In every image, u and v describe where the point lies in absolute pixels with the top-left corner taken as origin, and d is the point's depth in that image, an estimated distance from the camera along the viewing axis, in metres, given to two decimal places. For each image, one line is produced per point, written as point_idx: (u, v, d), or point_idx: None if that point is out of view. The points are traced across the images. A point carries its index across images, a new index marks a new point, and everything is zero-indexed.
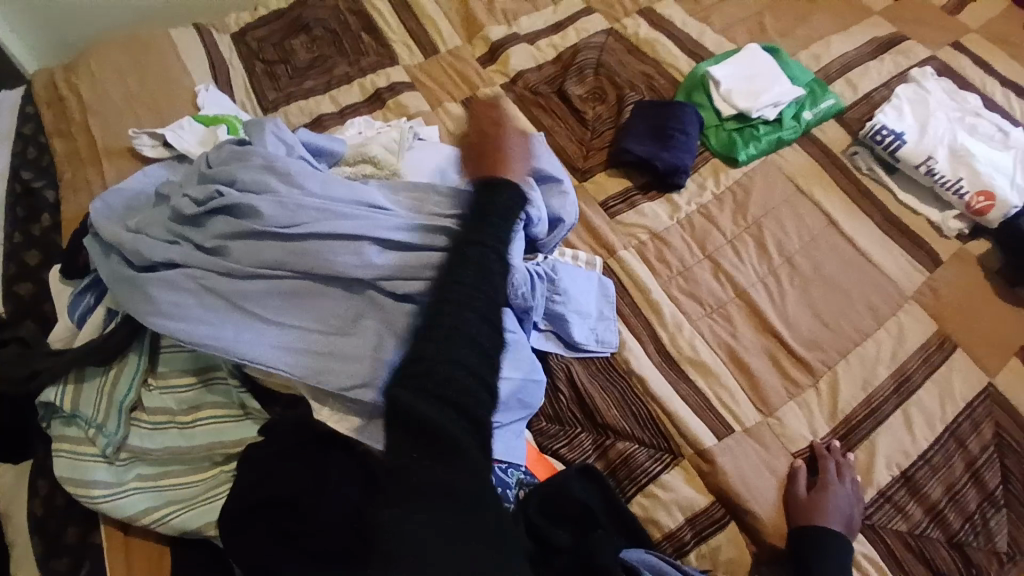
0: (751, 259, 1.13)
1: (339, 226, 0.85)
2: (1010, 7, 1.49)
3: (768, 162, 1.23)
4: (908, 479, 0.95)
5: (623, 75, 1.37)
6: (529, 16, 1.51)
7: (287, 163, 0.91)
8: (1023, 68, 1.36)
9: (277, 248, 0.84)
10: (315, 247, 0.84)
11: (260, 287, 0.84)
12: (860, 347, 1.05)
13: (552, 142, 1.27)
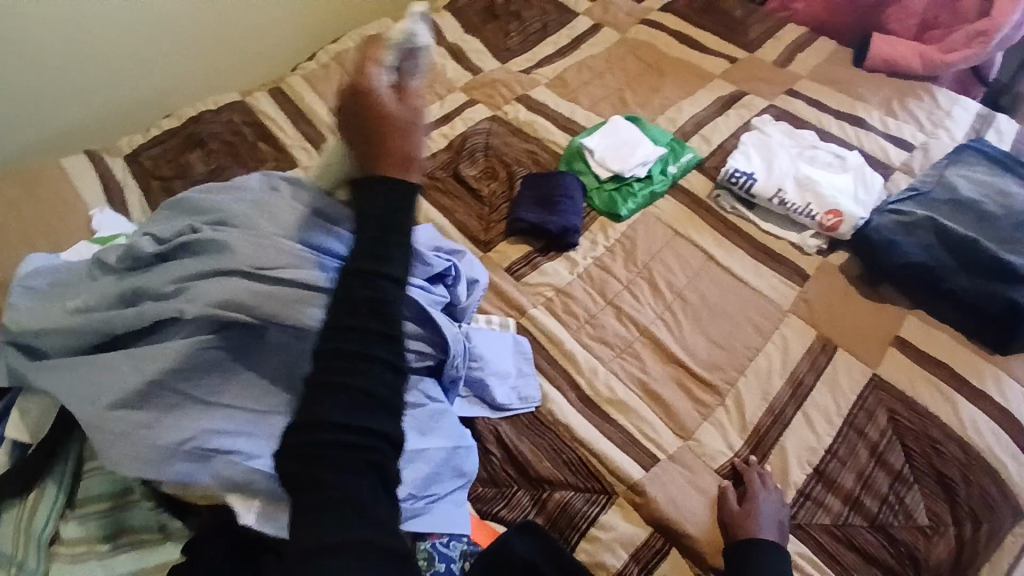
0: (647, 300, 1.25)
1: (297, 273, 0.82)
2: (828, 55, 1.75)
3: (647, 213, 1.38)
4: (822, 474, 1.03)
5: (510, 153, 1.51)
6: (419, 111, 1.65)
7: (241, 215, 0.88)
8: (846, 104, 1.60)
9: (232, 297, 0.79)
10: (280, 292, 0.81)
11: (217, 339, 0.79)
12: (754, 360, 1.16)
13: (453, 220, 1.37)
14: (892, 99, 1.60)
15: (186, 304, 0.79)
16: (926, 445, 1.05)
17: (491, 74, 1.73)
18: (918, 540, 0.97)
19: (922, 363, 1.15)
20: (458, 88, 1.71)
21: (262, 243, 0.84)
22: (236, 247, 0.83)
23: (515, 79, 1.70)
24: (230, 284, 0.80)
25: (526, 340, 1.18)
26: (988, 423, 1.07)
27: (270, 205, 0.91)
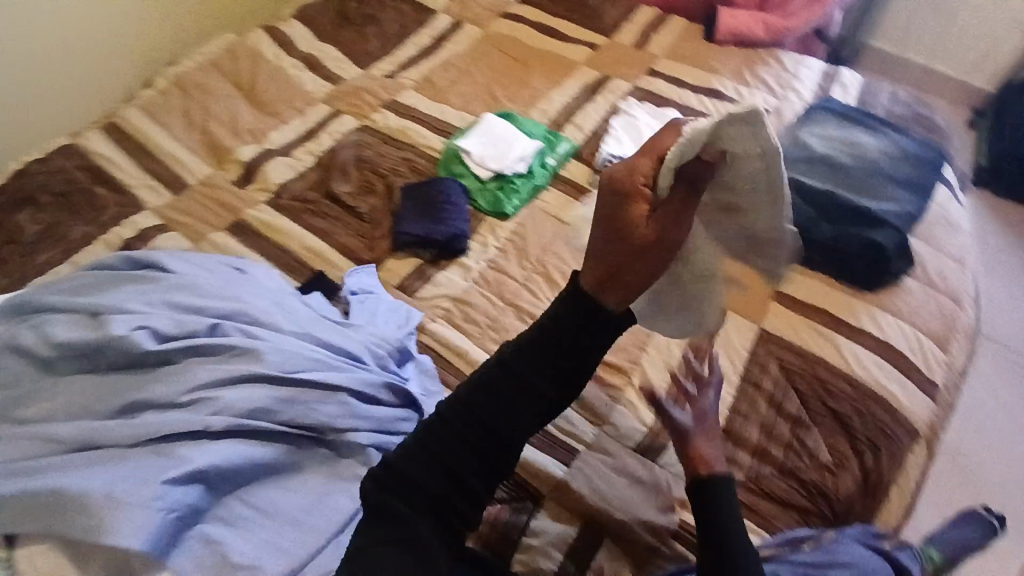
0: (546, 294, 1.25)
1: (327, 378, 0.84)
2: (680, 31, 1.83)
3: (533, 207, 1.38)
4: (732, 432, 1.06)
5: (386, 163, 1.45)
6: (279, 130, 1.54)
7: (264, 314, 0.90)
8: (701, 78, 1.68)
9: (266, 407, 0.81)
10: (303, 396, 0.82)
11: (253, 447, 0.80)
12: (652, 336, 1.19)
13: (332, 244, 1.31)
14: (740, 70, 1.70)
15: (210, 417, 0.78)
16: (817, 387, 1.11)
17: (353, 82, 1.65)
18: (826, 478, 1.02)
19: (802, 311, 1.22)
20: (320, 101, 1.61)
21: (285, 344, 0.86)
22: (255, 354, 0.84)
23: (379, 86, 1.64)
24: (251, 395, 0.81)
25: (430, 357, 1.14)
26: (867, 356, 1.15)
27: (289, 303, 0.95)
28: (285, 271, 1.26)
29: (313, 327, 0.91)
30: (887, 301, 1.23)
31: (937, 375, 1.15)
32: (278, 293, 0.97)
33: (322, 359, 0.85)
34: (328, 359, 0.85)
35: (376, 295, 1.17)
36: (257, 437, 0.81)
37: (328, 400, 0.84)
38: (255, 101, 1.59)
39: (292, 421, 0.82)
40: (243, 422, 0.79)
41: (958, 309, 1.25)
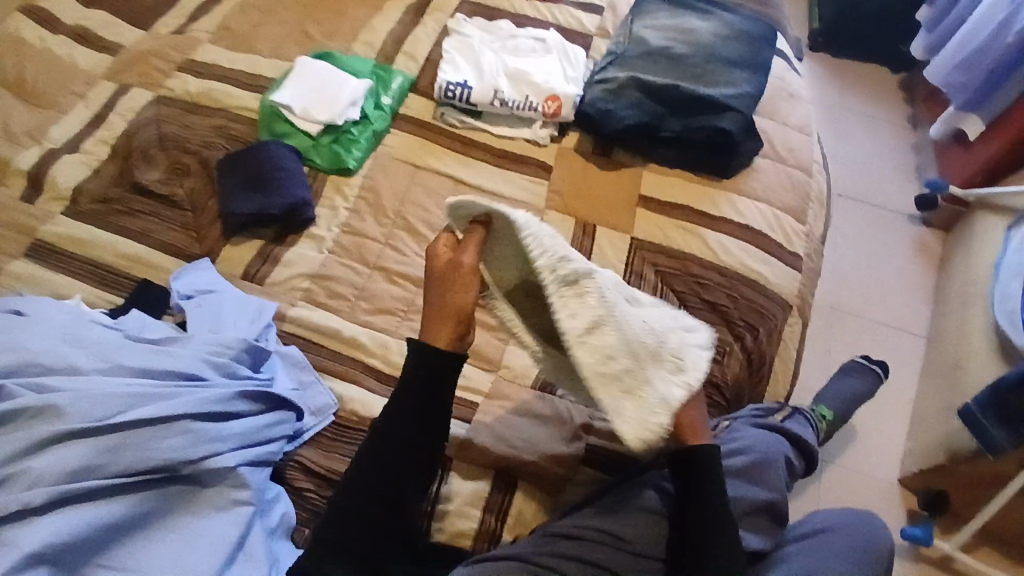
0: (413, 249, 1.15)
1: (161, 409, 0.71)
2: None
3: (378, 157, 1.26)
4: None
5: (196, 138, 1.25)
6: (55, 122, 1.27)
7: (64, 351, 0.74)
8: None
9: (92, 461, 0.68)
10: (136, 438, 0.70)
11: (93, 508, 0.67)
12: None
13: (153, 244, 1.12)
14: None
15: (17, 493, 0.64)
16: (691, 283, 1.13)
17: (136, 47, 1.38)
18: (713, 369, 1.05)
19: (668, 211, 1.23)
20: (100, 77, 1.34)
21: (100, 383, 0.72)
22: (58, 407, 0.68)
23: (170, 47, 1.38)
24: (72, 453, 0.67)
25: (298, 347, 1.03)
26: (732, 243, 1.19)
27: (88, 331, 0.78)
28: (103, 288, 1.07)
29: (126, 354, 0.76)
30: (742, 185, 1.27)
31: (798, 246, 1.22)
32: (74, 319, 0.79)
33: (149, 393, 0.72)
34: (156, 391, 0.73)
35: (218, 292, 0.99)
36: (96, 496, 0.68)
37: (167, 433, 0.71)
38: (16, 92, 1.30)
39: (132, 469, 0.69)
40: (71, 486, 0.66)
41: (807, 179, 1.32)
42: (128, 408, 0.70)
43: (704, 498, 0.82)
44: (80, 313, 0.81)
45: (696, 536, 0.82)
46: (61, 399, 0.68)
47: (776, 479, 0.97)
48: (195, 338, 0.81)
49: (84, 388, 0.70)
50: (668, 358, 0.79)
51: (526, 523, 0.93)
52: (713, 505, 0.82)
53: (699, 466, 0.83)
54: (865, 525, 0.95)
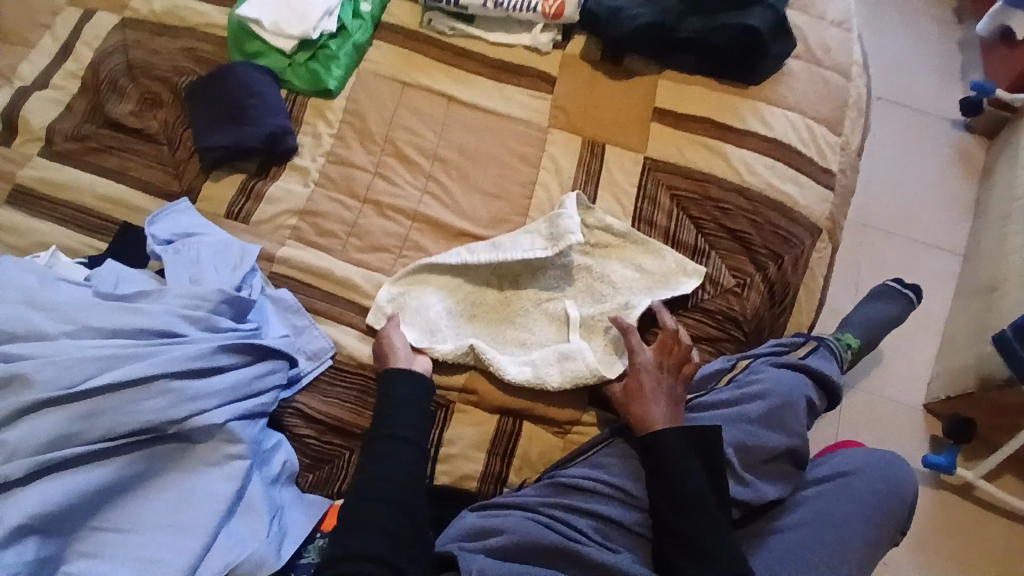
0: (405, 179, 1.06)
1: (131, 371, 0.68)
2: None
3: (362, 75, 1.13)
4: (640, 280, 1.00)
5: (163, 64, 1.14)
6: (24, 57, 1.17)
7: (29, 316, 0.71)
8: None
9: (69, 427, 0.66)
10: (112, 402, 0.68)
11: (80, 473, 0.67)
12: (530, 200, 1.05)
13: (132, 184, 1.05)
14: None
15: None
16: (710, 208, 1.04)
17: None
18: (731, 301, 0.99)
19: (685, 125, 1.10)
20: (64, 3, 1.23)
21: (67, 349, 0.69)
22: (26, 376, 0.66)
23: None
24: (46, 422, 0.66)
25: (290, 290, 0.97)
26: (757, 160, 1.07)
27: (50, 291, 0.73)
28: (84, 234, 1.01)
29: (92, 314, 0.73)
30: (771, 93, 1.13)
31: (830, 161, 1.10)
32: (36, 276, 0.74)
33: (118, 354, 0.69)
34: (128, 352, 0.70)
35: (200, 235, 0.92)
36: (80, 462, 0.67)
37: (145, 394, 0.69)
38: None
39: (112, 434, 0.67)
40: (47, 457, 0.65)
41: (844, 84, 1.17)
42: (97, 373, 0.68)
43: (676, 483, 0.83)
44: (43, 270, 0.75)
45: (682, 507, 0.82)
46: (26, 367, 0.66)
47: (798, 422, 0.92)
48: (166, 291, 0.77)
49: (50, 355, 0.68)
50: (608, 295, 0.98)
51: (532, 465, 0.90)
52: (682, 481, 0.83)
53: (656, 452, 0.85)
54: (883, 470, 0.95)
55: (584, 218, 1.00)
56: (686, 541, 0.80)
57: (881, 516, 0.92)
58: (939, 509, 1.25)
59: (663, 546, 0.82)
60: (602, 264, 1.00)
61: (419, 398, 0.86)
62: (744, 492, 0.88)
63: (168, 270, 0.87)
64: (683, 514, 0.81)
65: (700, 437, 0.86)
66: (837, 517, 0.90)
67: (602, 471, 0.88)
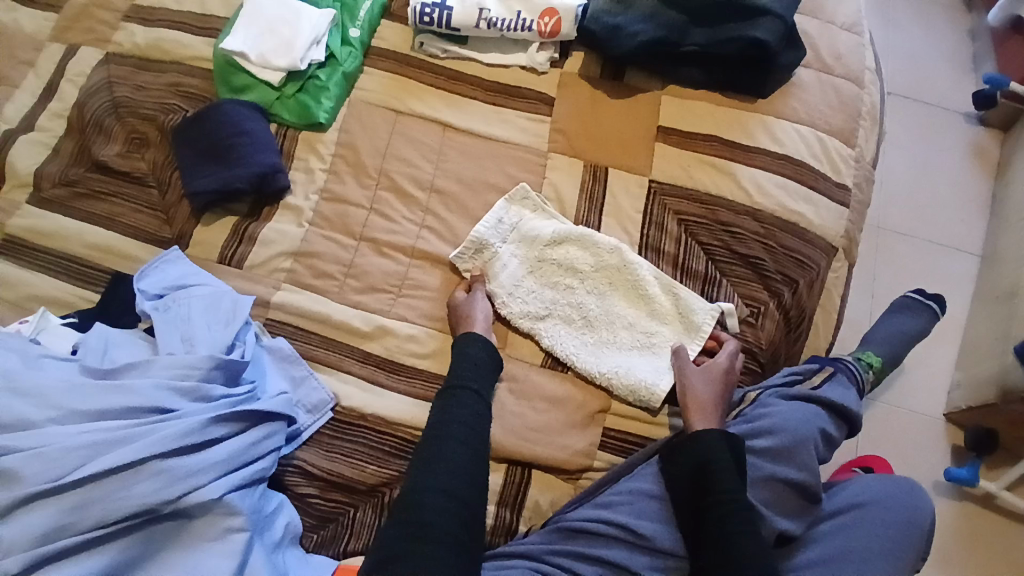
0: (400, 213, 1.02)
1: (124, 454, 0.69)
2: None
3: (352, 104, 1.09)
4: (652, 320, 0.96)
5: (149, 101, 1.10)
6: (9, 99, 1.14)
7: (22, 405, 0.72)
8: None
9: (67, 516, 0.67)
10: (105, 488, 0.69)
11: (78, 561, 0.68)
12: (532, 232, 0.99)
13: (121, 230, 1.01)
14: None
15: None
16: (720, 233, 0.99)
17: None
18: (746, 333, 0.96)
19: (691, 144, 1.05)
20: (48, 40, 1.19)
21: (65, 433, 0.70)
22: (14, 471, 0.67)
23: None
24: (41, 514, 0.67)
25: (287, 337, 0.94)
26: (768, 178, 1.03)
27: (37, 376, 0.74)
28: (76, 283, 0.98)
29: (80, 397, 0.73)
30: (780, 106, 1.08)
31: (844, 175, 1.05)
32: (20, 360, 0.75)
33: (108, 440, 0.70)
34: (118, 436, 0.71)
35: (188, 287, 0.89)
36: (74, 551, 0.68)
37: (138, 477, 0.69)
38: None
39: (105, 520, 0.68)
40: (44, 549, 0.66)
41: (858, 92, 1.12)
42: (91, 459, 0.69)
43: (715, 519, 0.81)
44: (27, 349, 0.77)
45: (709, 544, 0.81)
46: (12, 462, 0.67)
47: (812, 456, 0.88)
48: (158, 362, 0.77)
49: (46, 443, 0.69)
50: (582, 319, 0.95)
51: (543, 513, 0.88)
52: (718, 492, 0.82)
53: (681, 464, 0.86)
54: (901, 499, 0.91)
55: (591, 246, 0.97)
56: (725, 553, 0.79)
57: (899, 550, 0.88)
58: (966, 525, 1.21)
59: (699, 572, 0.82)
60: (611, 291, 0.96)
61: (488, 358, 0.90)
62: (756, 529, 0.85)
63: (158, 333, 0.84)
64: (716, 537, 0.80)
65: (701, 472, 0.84)
66: (857, 552, 0.87)
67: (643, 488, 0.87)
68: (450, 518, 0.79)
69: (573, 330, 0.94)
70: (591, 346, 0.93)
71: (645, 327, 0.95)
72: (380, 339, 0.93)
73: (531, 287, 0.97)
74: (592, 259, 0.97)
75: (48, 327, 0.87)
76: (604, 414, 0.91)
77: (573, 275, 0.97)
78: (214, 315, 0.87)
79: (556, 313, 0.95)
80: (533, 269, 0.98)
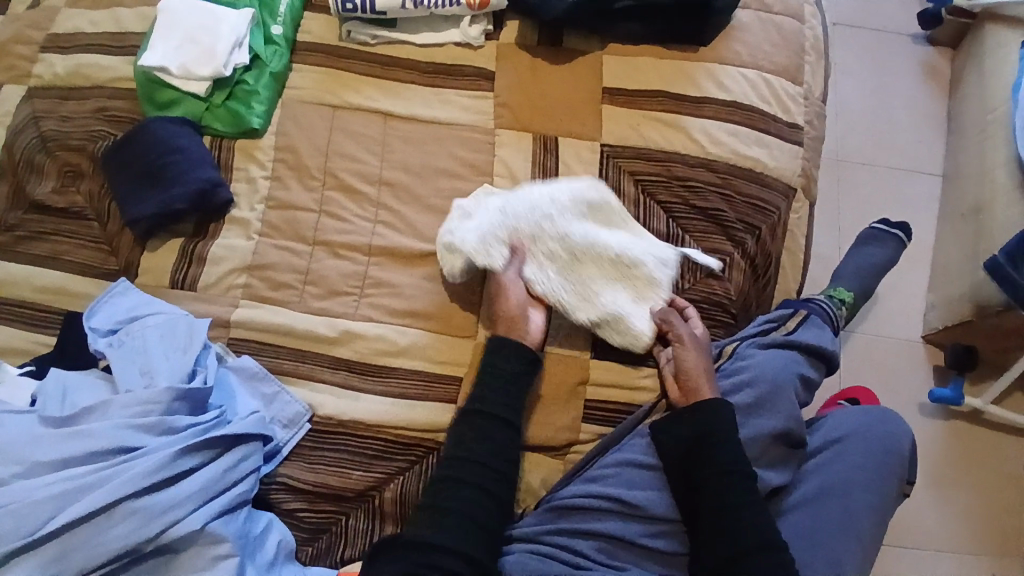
0: (353, 211, 0.99)
1: (93, 500, 0.68)
2: None
3: (286, 105, 1.05)
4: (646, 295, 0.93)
5: (77, 130, 1.05)
6: None
7: None
8: None
9: (47, 570, 0.67)
10: (81, 536, 0.68)
11: None
12: (498, 201, 0.94)
13: (67, 268, 0.97)
14: None
15: None
16: (678, 190, 0.98)
17: None
18: (714, 286, 0.95)
19: (639, 102, 1.03)
20: None
21: (30, 486, 0.69)
22: None
23: (24, 24, 1.14)
24: (19, 572, 0.66)
25: (253, 355, 0.91)
26: (719, 127, 1.01)
27: None
28: (30, 329, 0.94)
29: (41, 449, 0.72)
30: (723, 51, 1.06)
31: (795, 114, 1.04)
32: None
33: (75, 488, 0.69)
34: (84, 482, 0.69)
35: (142, 317, 0.87)
36: None
37: (112, 521, 0.69)
38: None
39: (86, 567, 0.68)
40: None
41: (799, 27, 1.10)
42: (62, 509, 0.68)
43: (708, 482, 0.82)
44: None
45: (699, 508, 0.82)
46: None
47: (790, 403, 0.89)
48: (117, 400, 0.76)
49: (11, 500, 0.68)
50: (581, 265, 0.92)
51: (535, 493, 0.89)
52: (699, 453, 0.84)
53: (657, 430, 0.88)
54: (878, 427, 0.93)
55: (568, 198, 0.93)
56: (717, 516, 0.81)
57: (884, 478, 0.89)
58: (954, 441, 1.23)
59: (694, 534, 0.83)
60: (603, 233, 0.93)
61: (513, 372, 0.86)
62: None
63: (116, 370, 0.82)
64: (705, 508, 0.82)
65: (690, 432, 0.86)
66: (839, 486, 0.88)
67: (634, 460, 0.87)
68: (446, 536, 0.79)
69: (593, 292, 0.91)
70: (595, 293, 0.91)
71: (647, 267, 0.92)
72: (349, 343, 0.92)
73: (517, 247, 0.92)
74: (573, 207, 0.93)
75: (4, 379, 0.85)
76: (584, 388, 0.90)
77: (557, 223, 0.92)
78: (172, 344, 0.84)
79: (555, 263, 0.92)
80: (511, 226, 0.92)
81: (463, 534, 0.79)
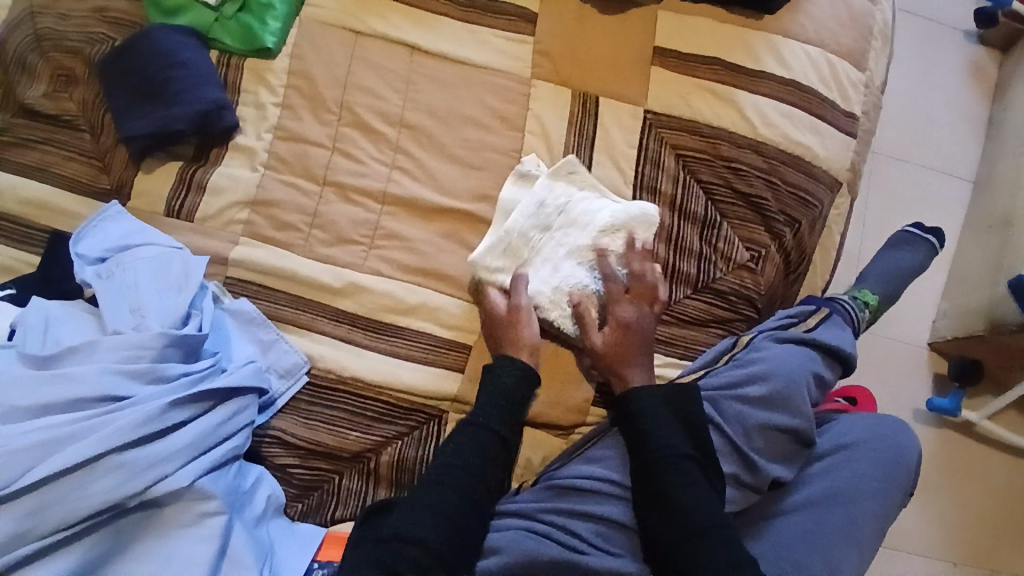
0: (368, 152, 0.91)
1: (75, 452, 0.64)
2: None
3: (303, 24, 0.94)
4: (672, 273, 0.90)
5: (74, 30, 0.93)
6: None
7: None
8: None
9: (24, 522, 0.63)
10: (61, 489, 0.64)
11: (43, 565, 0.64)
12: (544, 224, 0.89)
13: (54, 182, 0.88)
14: None
15: None
16: (722, 170, 0.91)
17: None
18: (745, 279, 0.90)
19: (692, 68, 0.94)
20: None
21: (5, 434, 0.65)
22: None
23: None
24: None
25: (250, 298, 0.85)
26: (773, 107, 0.93)
27: None
28: (9, 244, 0.86)
29: (20, 393, 0.67)
30: (787, 23, 0.97)
31: (853, 102, 0.97)
32: None
33: (57, 439, 0.65)
34: (68, 432, 0.66)
35: (135, 250, 0.80)
36: (38, 555, 0.65)
37: (96, 474, 0.65)
38: None
39: (67, 521, 0.64)
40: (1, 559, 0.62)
41: (871, 6, 1.01)
42: (41, 459, 0.64)
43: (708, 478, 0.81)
44: None
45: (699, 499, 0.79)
46: None
47: (804, 401, 0.86)
48: (104, 343, 0.72)
49: None
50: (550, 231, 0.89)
51: (535, 469, 0.88)
52: (675, 446, 0.81)
53: (641, 415, 0.83)
54: (888, 438, 0.91)
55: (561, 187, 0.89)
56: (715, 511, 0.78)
57: (886, 488, 0.89)
58: (944, 450, 1.24)
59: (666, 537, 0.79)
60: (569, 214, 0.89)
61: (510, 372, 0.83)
62: (745, 475, 0.84)
63: (103, 306, 0.76)
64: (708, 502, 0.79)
65: (698, 421, 0.83)
66: (844, 491, 0.88)
67: None
68: (441, 509, 0.75)
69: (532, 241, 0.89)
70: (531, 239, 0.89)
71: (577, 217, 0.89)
72: (355, 297, 0.86)
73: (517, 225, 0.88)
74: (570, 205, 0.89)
75: None
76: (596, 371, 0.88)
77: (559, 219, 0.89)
78: (164, 284, 0.79)
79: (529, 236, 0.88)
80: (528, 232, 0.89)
81: (456, 506, 0.76)
